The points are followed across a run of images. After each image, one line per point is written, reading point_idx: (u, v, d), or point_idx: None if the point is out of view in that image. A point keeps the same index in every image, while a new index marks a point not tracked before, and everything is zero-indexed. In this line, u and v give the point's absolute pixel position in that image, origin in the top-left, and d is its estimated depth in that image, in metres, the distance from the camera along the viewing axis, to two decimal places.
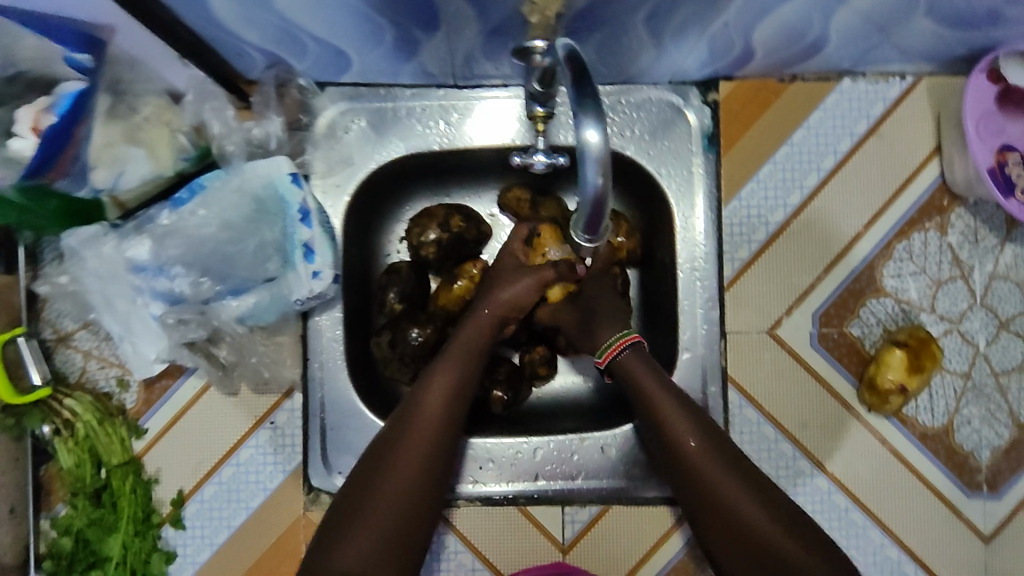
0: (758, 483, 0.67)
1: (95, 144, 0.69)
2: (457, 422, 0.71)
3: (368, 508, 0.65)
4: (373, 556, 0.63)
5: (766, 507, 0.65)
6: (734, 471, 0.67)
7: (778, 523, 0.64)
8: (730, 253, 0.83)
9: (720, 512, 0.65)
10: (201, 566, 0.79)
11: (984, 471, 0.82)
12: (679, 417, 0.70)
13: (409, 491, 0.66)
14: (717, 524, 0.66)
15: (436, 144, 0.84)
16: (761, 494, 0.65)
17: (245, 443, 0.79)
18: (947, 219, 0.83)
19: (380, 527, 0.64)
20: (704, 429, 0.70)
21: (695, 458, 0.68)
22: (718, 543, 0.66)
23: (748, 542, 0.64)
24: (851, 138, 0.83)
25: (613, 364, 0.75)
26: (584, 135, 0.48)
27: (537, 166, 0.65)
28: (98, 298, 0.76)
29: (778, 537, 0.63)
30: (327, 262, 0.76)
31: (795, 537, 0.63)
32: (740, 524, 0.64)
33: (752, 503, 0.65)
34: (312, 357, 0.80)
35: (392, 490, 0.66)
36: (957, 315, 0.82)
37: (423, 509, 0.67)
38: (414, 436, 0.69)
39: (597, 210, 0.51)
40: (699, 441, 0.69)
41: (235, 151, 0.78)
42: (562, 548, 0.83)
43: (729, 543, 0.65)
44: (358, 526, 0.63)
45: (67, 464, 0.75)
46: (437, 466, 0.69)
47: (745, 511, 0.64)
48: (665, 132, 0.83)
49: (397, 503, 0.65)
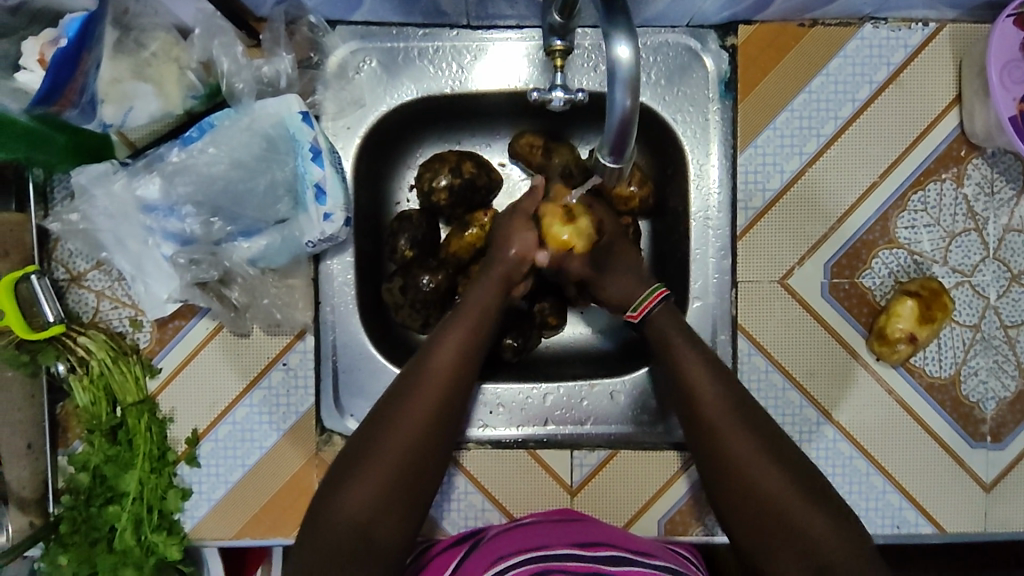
0: (783, 455, 0.65)
1: (102, 79, 0.67)
2: (472, 373, 0.70)
3: (373, 463, 0.63)
4: (377, 510, 0.62)
5: (792, 480, 0.63)
6: (761, 437, 0.65)
7: (802, 498, 0.62)
8: (744, 202, 0.82)
9: (741, 487, 0.63)
10: (216, 503, 0.80)
11: (989, 422, 0.83)
12: (706, 378, 0.68)
13: (420, 444, 0.65)
14: (738, 501, 0.64)
15: (447, 87, 0.83)
16: (786, 464, 0.64)
17: (258, 384, 0.80)
18: (964, 170, 0.82)
19: (388, 479, 0.63)
20: (729, 398, 0.67)
21: (720, 420, 0.66)
22: (734, 510, 0.64)
23: (767, 518, 0.62)
24: (870, 86, 0.81)
25: (646, 319, 0.74)
26: (615, 53, 0.53)
27: (554, 102, 0.65)
28: (109, 238, 0.76)
29: (798, 509, 0.61)
30: (339, 204, 0.75)
31: (817, 510, 0.62)
32: (762, 501, 0.62)
33: (776, 477, 0.63)
34: (324, 301, 0.82)
35: (401, 444, 0.64)
36: (969, 268, 0.82)
37: (436, 461, 0.66)
38: (427, 388, 0.67)
39: (622, 133, 0.56)
40: (726, 404, 0.67)
41: (245, 90, 0.75)
42: (570, 491, 0.84)
43: (746, 510, 0.63)
44: (363, 481, 0.63)
45: (83, 402, 0.75)
46: (451, 419, 0.67)
47: (768, 486, 0.62)
48: (681, 78, 0.83)
49: (403, 460, 0.64)
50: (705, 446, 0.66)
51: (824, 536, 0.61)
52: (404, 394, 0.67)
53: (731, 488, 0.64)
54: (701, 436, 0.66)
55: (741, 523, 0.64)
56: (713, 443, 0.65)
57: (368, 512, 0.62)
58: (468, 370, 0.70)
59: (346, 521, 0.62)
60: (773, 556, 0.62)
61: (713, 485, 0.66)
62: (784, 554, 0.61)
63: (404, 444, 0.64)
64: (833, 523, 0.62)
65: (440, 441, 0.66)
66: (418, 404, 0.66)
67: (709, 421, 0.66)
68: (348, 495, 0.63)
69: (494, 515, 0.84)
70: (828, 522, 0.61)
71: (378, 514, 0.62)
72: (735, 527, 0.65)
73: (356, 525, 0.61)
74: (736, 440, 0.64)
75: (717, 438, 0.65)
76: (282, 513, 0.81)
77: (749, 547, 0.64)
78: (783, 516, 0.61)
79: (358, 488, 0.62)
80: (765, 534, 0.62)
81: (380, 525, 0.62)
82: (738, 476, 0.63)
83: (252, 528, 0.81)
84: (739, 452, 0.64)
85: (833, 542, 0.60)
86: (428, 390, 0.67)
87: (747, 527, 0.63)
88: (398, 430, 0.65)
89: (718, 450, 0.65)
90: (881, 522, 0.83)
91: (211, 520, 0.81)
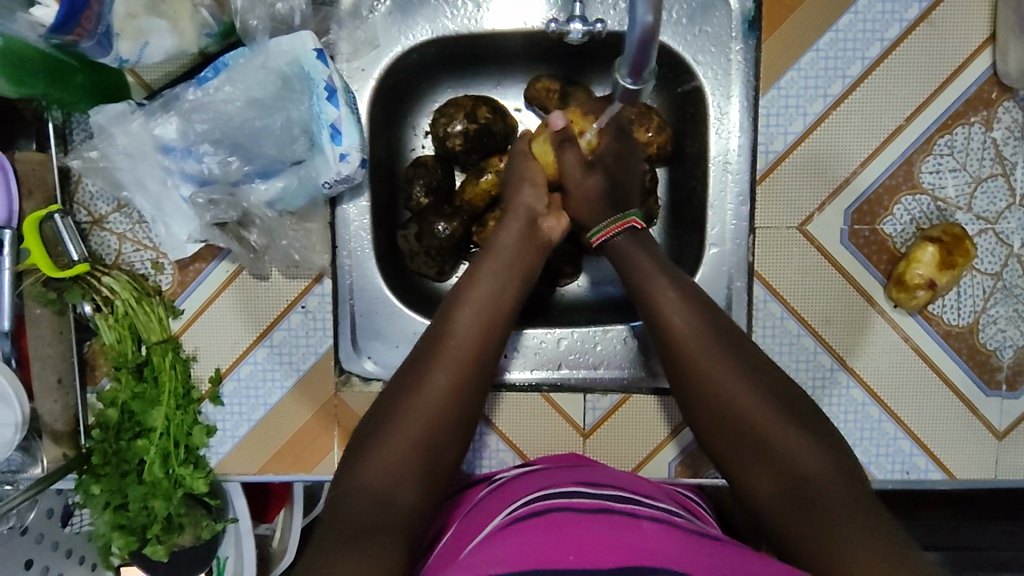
0: (766, 381, 0.65)
1: (117, 13, 0.65)
2: (492, 341, 0.69)
3: (393, 430, 0.62)
4: (397, 481, 0.60)
5: (773, 406, 0.63)
6: (736, 363, 0.65)
7: (781, 422, 0.62)
8: (764, 145, 0.81)
9: (720, 412, 0.64)
10: (240, 440, 0.83)
11: (1005, 370, 0.82)
12: (687, 315, 0.68)
13: (447, 406, 0.64)
14: (719, 428, 0.65)
15: (461, 26, 0.82)
16: (765, 388, 0.64)
17: (278, 326, 0.81)
18: (994, 114, 0.79)
19: (414, 445, 0.61)
20: (716, 334, 0.67)
21: (695, 349, 0.66)
22: (713, 431, 0.65)
23: (745, 440, 0.63)
24: (900, 25, 0.78)
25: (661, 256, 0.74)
26: None
27: (573, 34, 0.67)
28: (129, 177, 0.76)
29: (777, 431, 0.62)
30: (355, 145, 0.75)
31: (799, 436, 0.62)
32: (739, 424, 0.63)
33: (757, 402, 0.63)
34: (341, 246, 0.83)
35: (422, 412, 0.63)
36: (994, 215, 0.80)
37: (458, 421, 0.65)
38: (444, 351, 0.67)
39: (643, 51, 0.57)
40: (704, 335, 0.67)
41: (260, 27, 0.74)
42: (582, 433, 0.85)
43: (723, 432, 0.64)
44: (395, 433, 0.62)
45: (109, 340, 0.78)
46: (472, 386, 0.66)
47: (746, 410, 0.63)
48: (704, 17, 0.82)
49: (425, 432, 0.62)
50: (682, 374, 0.67)
51: (805, 457, 0.61)
52: (418, 364, 0.66)
53: (710, 413, 0.65)
54: (680, 373, 0.67)
55: (727, 449, 0.65)
56: (696, 377, 0.66)
57: (386, 482, 0.59)
58: (485, 333, 0.69)
59: (368, 491, 0.58)
60: (757, 477, 0.62)
61: (695, 414, 0.67)
62: (764, 472, 0.62)
63: (429, 407, 0.63)
64: (814, 444, 0.61)
65: (458, 398, 0.65)
66: (434, 374, 0.65)
67: (689, 356, 0.66)
68: (363, 469, 0.60)
69: (508, 456, 0.86)
70: (807, 441, 0.61)
71: (402, 476, 0.60)
72: (718, 456, 0.66)
73: (378, 493, 0.59)
74: (716, 366, 0.65)
75: (690, 363, 0.66)
76: (303, 451, 0.83)
77: (733, 473, 0.64)
78: (763, 438, 0.62)
79: (380, 455, 0.60)
80: (746, 456, 0.63)
81: (400, 495, 0.59)
82: (712, 395, 0.65)
83: (276, 464, 0.83)
84: (714, 377, 0.65)
85: (816, 460, 0.61)
86: (446, 363, 0.66)
87: (729, 452, 0.65)
88: (417, 401, 0.63)
89: (694, 380, 0.66)
90: (890, 468, 0.84)
91: (235, 456, 0.83)
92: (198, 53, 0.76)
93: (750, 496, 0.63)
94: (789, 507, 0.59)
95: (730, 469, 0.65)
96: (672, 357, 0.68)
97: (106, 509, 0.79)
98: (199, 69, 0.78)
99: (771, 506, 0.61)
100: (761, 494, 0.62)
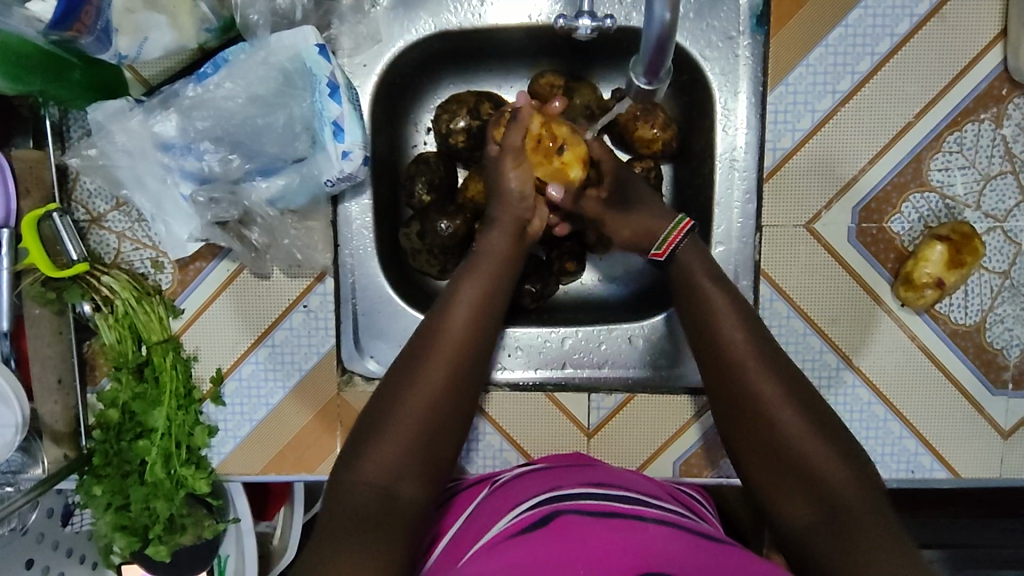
0: (801, 393, 0.63)
1: (116, 8, 0.64)
2: (487, 335, 0.68)
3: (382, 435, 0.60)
4: (393, 475, 0.58)
5: (811, 420, 0.61)
6: (776, 371, 0.64)
7: (822, 441, 0.60)
8: (772, 142, 0.80)
9: (758, 423, 0.62)
10: (242, 440, 0.83)
11: (1012, 369, 0.82)
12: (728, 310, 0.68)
13: (447, 398, 0.63)
14: (751, 438, 0.63)
15: (465, 20, 0.81)
16: (803, 403, 0.62)
17: (280, 325, 0.81)
18: (1004, 110, 0.78)
19: (421, 436, 0.60)
20: (755, 329, 0.67)
21: (740, 353, 0.65)
22: (746, 443, 0.63)
23: (780, 455, 0.61)
24: (910, 20, 0.77)
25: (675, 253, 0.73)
26: None
27: (581, 31, 0.65)
28: (128, 176, 0.75)
29: (812, 450, 0.60)
30: (357, 142, 0.75)
31: (831, 453, 0.59)
32: (774, 435, 0.61)
33: (793, 414, 0.61)
34: (343, 244, 0.82)
35: (420, 406, 0.61)
36: (1003, 213, 0.79)
37: (457, 423, 0.64)
38: (443, 352, 0.65)
39: (659, 50, 0.56)
40: (745, 338, 0.66)
41: (261, 22, 0.74)
42: (586, 433, 0.85)
43: (758, 445, 0.62)
44: (384, 445, 0.59)
45: (109, 340, 0.77)
46: (467, 380, 0.65)
47: (786, 422, 0.61)
48: (711, 11, 0.81)
49: (417, 434, 0.60)
50: (722, 377, 0.65)
51: (839, 477, 0.58)
52: (410, 361, 0.64)
53: (747, 424, 0.63)
54: (722, 375, 0.65)
55: (757, 463, 0.62)
56: (737, 380, 0.64)
57: (381, 477, 0.57)
58: (480, 329, 0.68)
59: (380, 475, 0.57)
60: (786, 496, 0.60)
61: (730, 423, 0.65)
62: (796, 491, 0.59)
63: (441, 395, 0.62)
64: (847, 464, 0.59)
65: (458, 385, 0.64)
66: (434, 373, 0.63)
67: (731, 353, 0.65)
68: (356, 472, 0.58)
69: (512, 456, 0.85)
70: (841, 461, 0.59)
71: (398, 478, 0.58)
72: (747, 473, 0.63)
73: (379, 489, 0.57)
74: (757, 372, 0.64)
75: (733, 365, 0.65)
76: (306, 451, 0.83)
77: (759, 488, 0.62)
78: (800, 453, 0.60)
79: (391, 442, 0.59)
80: (778, 473, 0.61)
81: (404, 488, 0.58)
82: (751, 403, 0.63)
83: (277, 465, 0.83)
84: (757, 383, 0.63)
85: (850, 483, 0.58)
86: (435, 362, 0.64)
87: (755, 464, 0.62)
88: (421, 390, 0.62)
89: (735, 384, 0.64)
90: (895, 467, 0.83)
91: (236, 457, 0.83)
92: (197, 48, 0.75)
93: (773, 513, 0.60)
94: (818, 524, 0.57)
95: (758, 484, 0.62)
96: (712, 358, 0.67)
97: (108, 510, 0.78)
98: (198, 65, 0.76)
99: (799, 523, 0.58)
100: (787, 513, 0.59)
